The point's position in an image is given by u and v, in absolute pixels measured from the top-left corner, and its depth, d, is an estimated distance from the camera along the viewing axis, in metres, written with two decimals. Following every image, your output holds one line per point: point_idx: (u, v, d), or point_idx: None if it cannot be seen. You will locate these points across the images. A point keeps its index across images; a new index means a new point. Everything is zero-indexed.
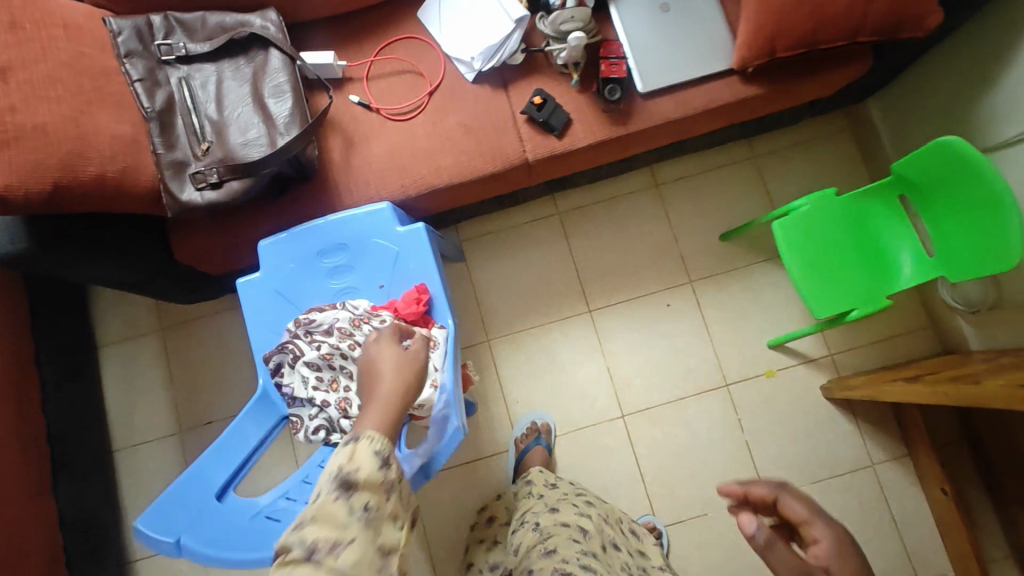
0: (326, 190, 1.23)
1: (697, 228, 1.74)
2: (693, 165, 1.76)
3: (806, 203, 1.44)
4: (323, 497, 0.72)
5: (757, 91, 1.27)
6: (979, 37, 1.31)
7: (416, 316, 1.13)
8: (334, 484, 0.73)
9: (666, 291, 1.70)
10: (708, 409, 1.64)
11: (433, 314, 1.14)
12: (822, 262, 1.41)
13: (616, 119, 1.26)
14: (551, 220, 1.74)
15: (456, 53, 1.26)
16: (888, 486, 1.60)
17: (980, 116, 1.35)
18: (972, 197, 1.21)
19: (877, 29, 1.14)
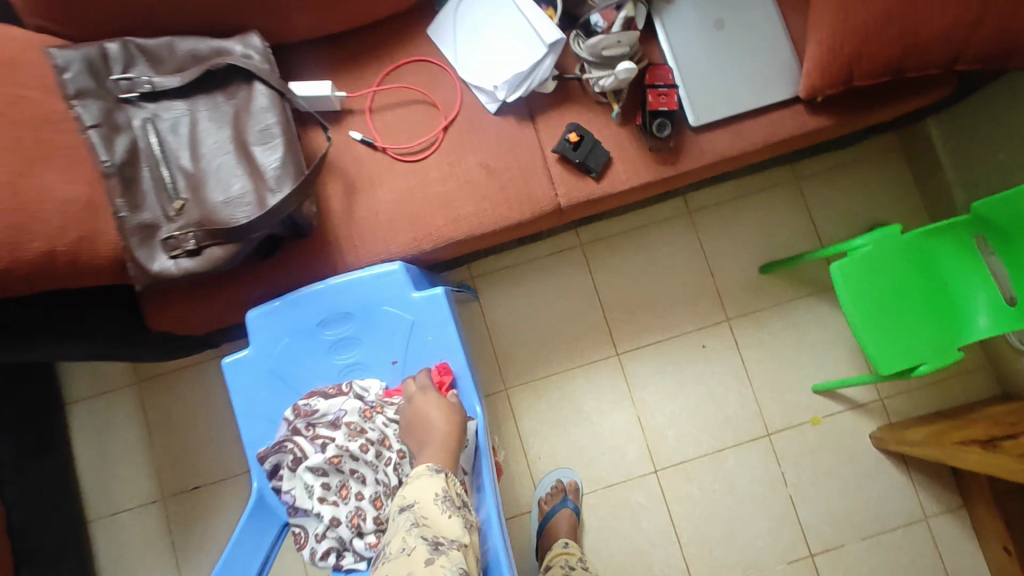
0: (325, 245, 1.04)
1: (734, 259, 1.57)
2: (728, 189, 1.59)
3: (866, 242, 1.29)
4: (432, 509, 0.82)
5: (825, 123, 1.10)
6: None
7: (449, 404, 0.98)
8: (442, 503, 0.83)
9: (701, 331, 1.55)
10: (748, 461, 1.50)
11: (460, 401, 0.97)
12: (886, 310, 1.25)
13: (663, 158, 1.09)
14: (573, 252, 1.56)
15: (477, 81, 1.07)
16: (942, 542, 1.48)
17: None
18: None
19: (980, 57, 0.99)
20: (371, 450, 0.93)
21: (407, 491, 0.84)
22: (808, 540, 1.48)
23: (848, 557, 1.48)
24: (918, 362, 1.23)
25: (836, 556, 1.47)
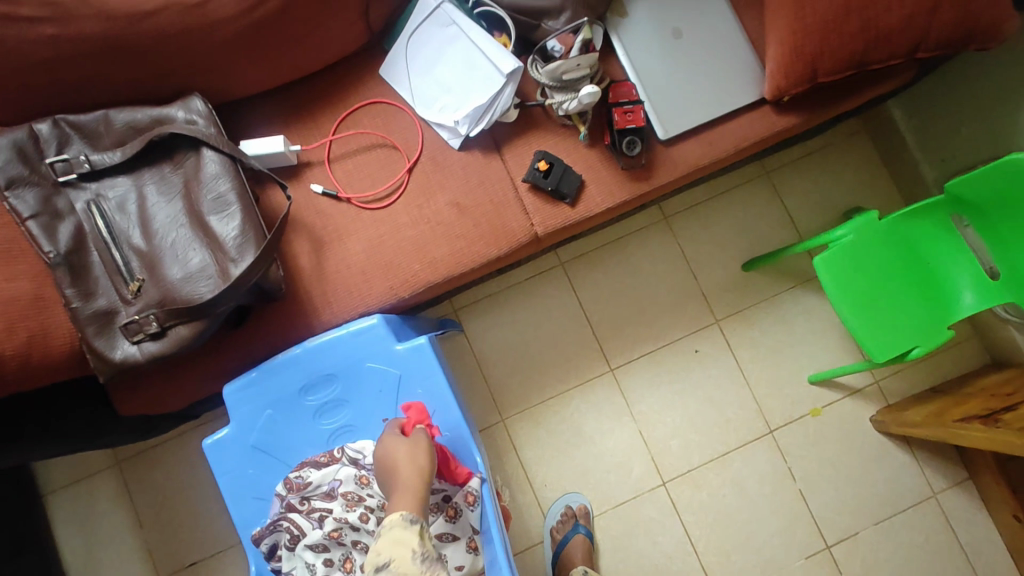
0: (298, 307, 0.99)
1: (716, 259, 1.56)
2: (703, 190, 1.58)
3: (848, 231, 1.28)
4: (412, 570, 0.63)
5: (793, 122, 1.09)
6: None
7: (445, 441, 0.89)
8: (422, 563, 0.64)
9: (693, 336, 1.53)
10: (755, 461, 1.49)
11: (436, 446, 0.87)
12: (874, 296, 1.24)
13: (636, 175, 1.07)
14: (554, 272, 1.54)
15: (436, 118, 1.03)
16: (953, 516, 1.48)
17: None
18: None
19: (940, 43, 0.99)
20: (373, 519, 0.85)
21: (379, 547, 0.66)
22: (824, 533, 1.47)
23: (864, 544, 1.47)
24: (911, 345, 1.23)
25: (852, 545, 1.47)
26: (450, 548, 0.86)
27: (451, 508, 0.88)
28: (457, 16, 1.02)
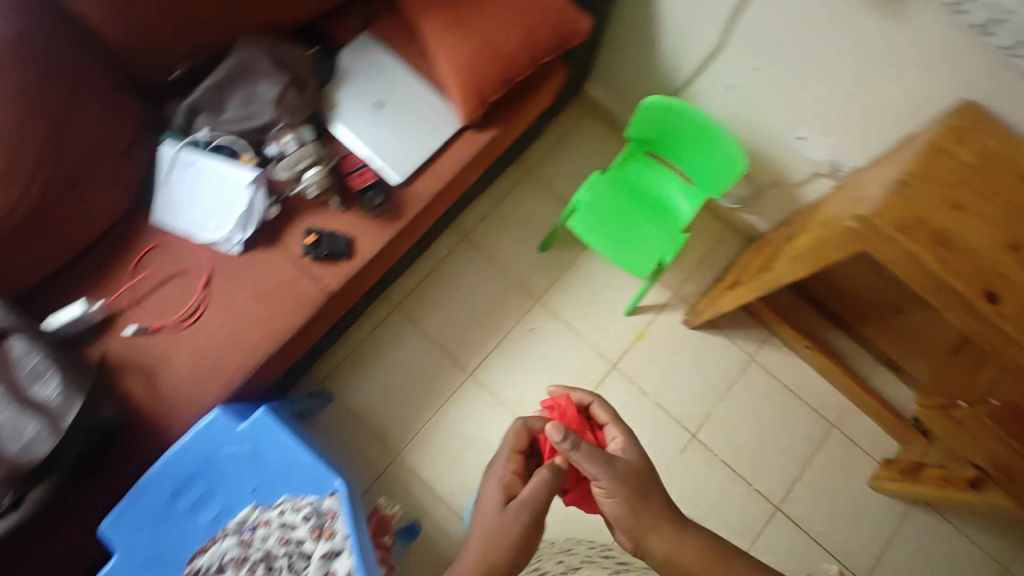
0: (152, 430, 1.14)
1: (518, 253, 1.86)
2: (486, 203, 1.90)
3: (584, 194, 1.62)
4: None
5: (490, 136, 1.41)
6: (628, 13, 1.55)
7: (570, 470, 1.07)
8: None
9: (524, 319, 1.81)
10: (612, 394, 1.77)
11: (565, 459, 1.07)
12: (621, 233, 1.58)
13: (389, 217, 1.32)
14: (391, 317, 1.78)
15: (212, 237, 1.24)
16: (772, 368, 1.83)
17: (662, 69, 1.61)
18: (689, 131, 1.47)
19: (552, 48, 1.34)
20: (260, 568, 1.06)
21: None
22: (686, 425, 1.76)
23: (719, 420, 1.78)
24: (658, 258, 1.57)
25: (711, 425, 1.77)
26: (330, 565, 1.06)
27: (326, 529, 1.08)
28: (195, 155, 1.24)
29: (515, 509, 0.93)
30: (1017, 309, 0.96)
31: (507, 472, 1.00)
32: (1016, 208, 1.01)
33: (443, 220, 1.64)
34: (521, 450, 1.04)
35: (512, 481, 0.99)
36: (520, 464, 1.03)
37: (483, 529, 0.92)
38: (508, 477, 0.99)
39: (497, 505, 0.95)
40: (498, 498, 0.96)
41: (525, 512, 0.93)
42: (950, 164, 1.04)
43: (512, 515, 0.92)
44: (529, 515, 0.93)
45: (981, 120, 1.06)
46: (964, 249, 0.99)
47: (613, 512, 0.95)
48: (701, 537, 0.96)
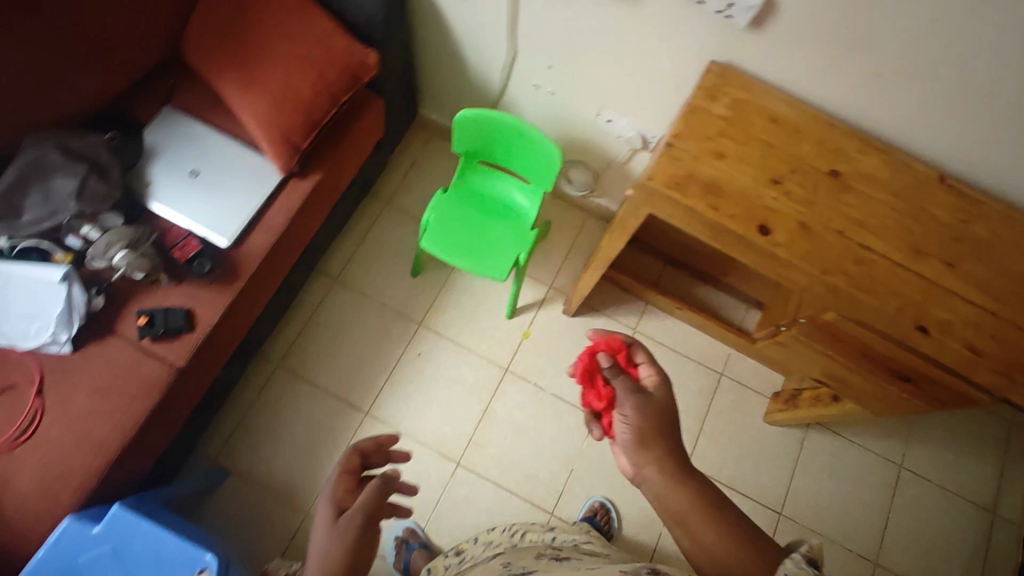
0: (11, 553, 1.12)
1: (392, 283, 1.90)
2: (351, 242, 1.91)
3: (433, 212, 1.66)
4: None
5: (315, 180, 1.44)
6: (429, 37, 1.62)
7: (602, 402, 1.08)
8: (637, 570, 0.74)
9: (411, 345, 1.84)
10: (511, 398, 1.81)
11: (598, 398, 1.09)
12: (474, 242, 1.63)
13: (225, 279, 1.32)
14: (275, 375, 1.76)
15: (37, 341, 1.20)
16: (655, 334, 1.92)
17: (477, 81, 1.68)
18: (505, 136, 1.53)
19: (344, 84, 1.35)
20: None
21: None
22: None
23: None
24: (515, 256, 1.63)
25: None
26: None
27: None
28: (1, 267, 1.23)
29: (348, 519, 0.85)
30: (788, 236, 1.06)
31: (341, 491, 0.92)
32: (771, 146, 1.12)
33: (300, 270, 1.65)
34: (354, 471, 0.94)
35: (344, 498, 0.91)
36: (353, 483, 0.94)
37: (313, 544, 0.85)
38: (342, 494, 0.91)
39: (329, 517, 0.87)
40: (329, 512, 0.88)
41: (358, 519, 0.85)
42: (709, 119, 1.13)
43: (347, 524, 0.85)
44: (357, 521, 0.85)
45: (728, 75, 1.17)
46: (732, 193, 1.08)
47: (622, 440, 0.95)
48: (701, 481, 0.88)
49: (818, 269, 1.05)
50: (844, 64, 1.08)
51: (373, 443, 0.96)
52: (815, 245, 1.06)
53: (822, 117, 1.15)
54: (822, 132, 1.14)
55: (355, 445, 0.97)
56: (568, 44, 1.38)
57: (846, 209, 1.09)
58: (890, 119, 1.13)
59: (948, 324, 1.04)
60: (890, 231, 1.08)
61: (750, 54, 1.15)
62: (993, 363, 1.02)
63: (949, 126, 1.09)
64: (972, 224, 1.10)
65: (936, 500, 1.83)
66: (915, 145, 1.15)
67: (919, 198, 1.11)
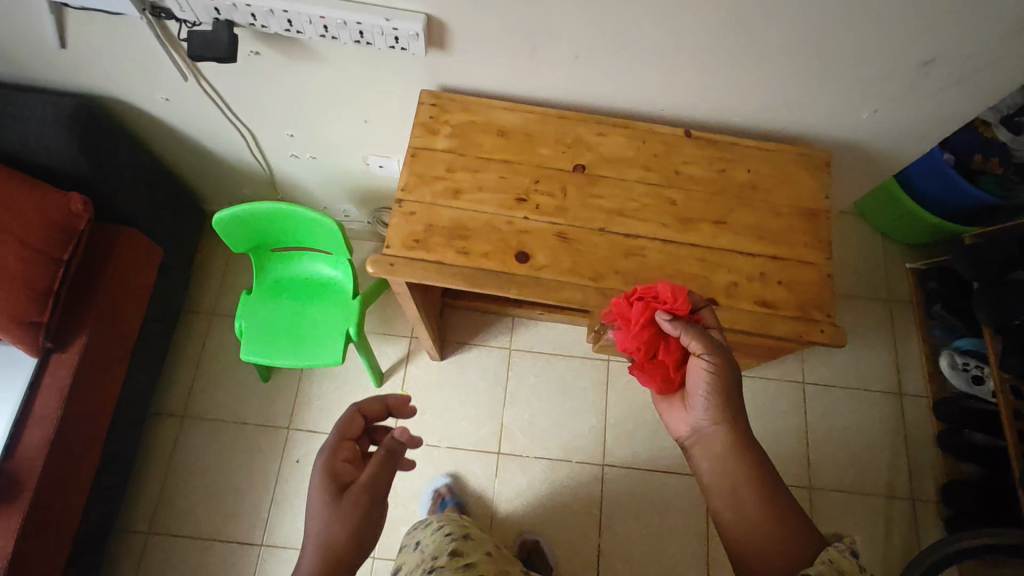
0: None
1: (245, 397, 1.73)
2: (186, 369, 1.74)
3: (244, 320, 1.51)
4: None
5: (80, 348, 1.28)
6: (163, 143, 1.45)
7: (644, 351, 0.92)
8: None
9: (286, 453, 1.69)
10: (406, 468, 1.70)
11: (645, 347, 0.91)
12: (298, 335, 1.50)
13: (8, 500, 1.18)
14: (148, 543, 1.59)
15: None
16: (532, 346, 1.84)
17: (240, 167, 1.53)
18: (278, 221, 1.37)
19: (55, 240, 1.18)
20: None
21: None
22: (487, 447, 1.74)
23: (514, 423, 1.77)
24: (346, 330, 1.50)
25: (508, 432, 1.75)
26: None
27: None
28: None
29: (354, 494, 0.76)
30: (548, 254, 0.98)
31: (339, 463, 0.80)
32: (507, 163, 1.03)
33: (123, 432, 1.48)
34: (354, 437, 0.83)
35: (343, 470, 0.79)
36: (354, 452, 0.82)
37: (311, 528, 0.73)
38: (341, 465, 0.80)
39: (327, 495, 0.76)
40: (328, 486, 0.77)
41: (362, 496, 0.76)
42: (433, 156, 1.03)
43: (357, 497, 0.76)
44: (365, 499, 0.76)
45: (441, 101, 1.07)
46: (479, 229, 0.99)
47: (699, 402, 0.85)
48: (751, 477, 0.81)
49: (587, 278, 0.97)
50: (542, 55, 0.99)
51: (381, 407, 0.85)
52: (578, 253, 0.99)
53: (550, 112, 1.07)
54: (555, 129, 1.06)
55: (358, 406, 0.85)
56: (291, 112, 1.25)
57: (600, 203, 1.02)
58: (616, 92, 1.06)
59: (733, 286, 0.98)
60: (650, 210, 1.02)
61: (456, 73, 1.05)
62: (785, 310, 0.97)
63: (674, 84, 1.02)
64: (730, 171, 1.05)
65: (845, 402, 1.83)
66: (652, 106, 1.08)
67: (671, 164, 1.05)
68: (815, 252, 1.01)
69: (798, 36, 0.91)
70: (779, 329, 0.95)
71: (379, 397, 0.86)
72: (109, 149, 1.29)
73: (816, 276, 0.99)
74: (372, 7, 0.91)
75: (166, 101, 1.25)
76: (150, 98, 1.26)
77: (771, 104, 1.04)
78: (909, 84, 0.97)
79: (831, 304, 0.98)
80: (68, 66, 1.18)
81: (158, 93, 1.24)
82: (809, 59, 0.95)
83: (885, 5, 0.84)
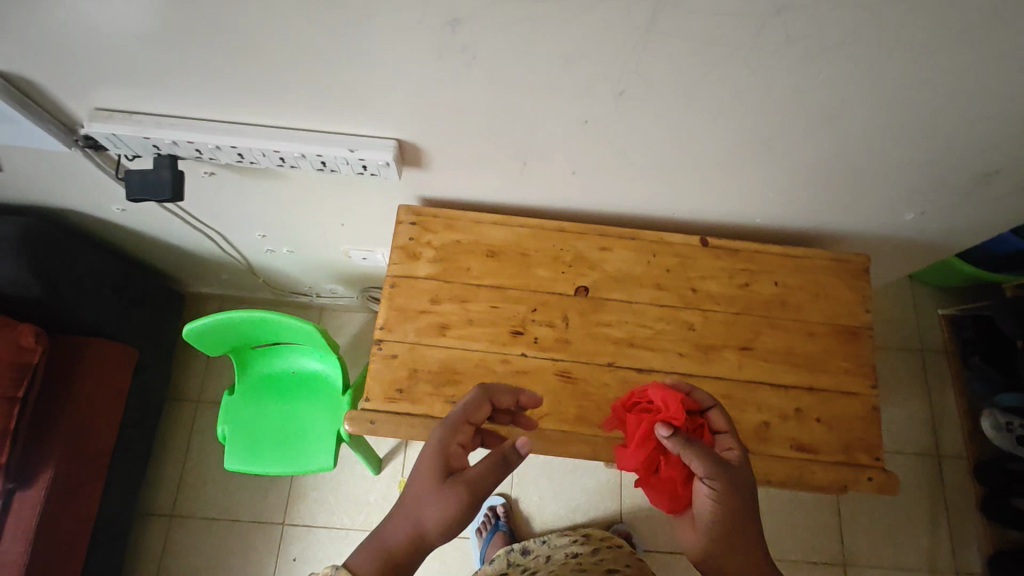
0: None
1: (235, 490, 1.60)
2: (174, 464, 1.62)
3: (226, 424, 1.40)
4: None
5: (49, 478, 1.18)
6: (130, 243, 1.34)
7: (643, 466, 0.69)
8: None
9: (281, 552, 1.55)
10: None
11: (648, 459, 0.69)
12: (283, 438, 1.38)
13: None
14: None
15: None
16: None
17: (215, 260, 1.41)
18: (255, 325, 1.25)
19: (9, 379, 1.08)
20: None
21: None
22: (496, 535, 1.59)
23: None
24: (337, 431, 1.38)
25: None
26: None
27: None
28: None
29: (461, 482, 0.61)
30: (550, 398, 0.86)
31: (453, 446, 0.65)
32: (499, 290, 0.91)
33: (103, 551, 1.37)
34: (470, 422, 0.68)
35: (454, 455, 0.65)
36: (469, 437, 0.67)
37: (406, 501, 0.61)
38: (453, 449, 0.65)
39: (432, 471, 0.62)
40: (435, 468, 0.62)
41: (466, 494, 0.60)
42: (416, 286, 0.91)
43: (463, 489, 0.60)
44: (469, 496, 0.60)
45: (422, 217, 0.94)
46: (470, 372, 0.87)
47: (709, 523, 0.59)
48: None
49: (597, 426, 0.85)
50: (532, 172, 0.86)
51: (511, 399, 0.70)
52: (585, 396, 0.87)
53: (546, 225, 0.94)
54: (553, 245, 0.93)
55: (488, 391, 0.70)
56: (256, 217, 1.11)
57: (608, 332, 0.90)
58: (622, 203, 0.93)
59: (765, 427, 0.85)
60: (665, 338, 0.89)
61: (438, 189, 0.93)
62: (825, 455, 0.85)
63: (689, 196, 0.89)
64: (755, 285, 0.92)
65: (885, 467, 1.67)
66: (660, 212, 0.94)
67: (687, 280, 0.92)
68: (855, 381, 0.88)
69: (834, 150, 0.76)
70: (819, 479, 0.83)
71: (513, 387, 0.72)
72: (69, 264, 1.17)
73: (860, 410, 0.87)
74: (333, 136, 0.79)
75: (123, 210, 1.13)
76: (105, 209, 1.13)
77: (800, 208, 0.90)
78: (963, 191, 0.84)
79: (879, 443, 0.85)
80: (11, 185, 1.06)
81: (112, 205, 1.11)
82: (844, 175, 0.81)
83: (941, 123, 0.70)
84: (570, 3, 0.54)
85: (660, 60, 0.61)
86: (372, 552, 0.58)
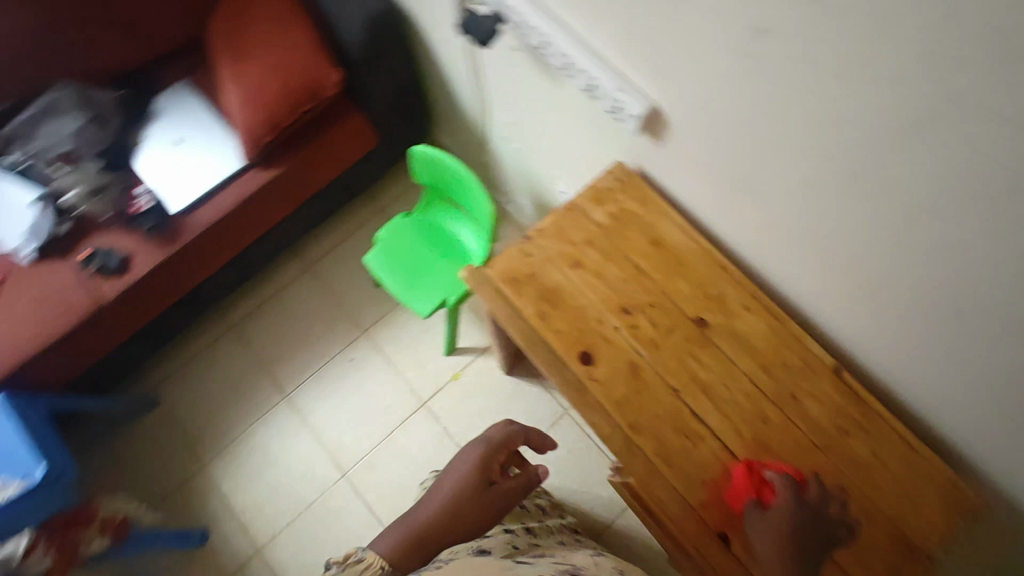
0: None
1: (356, 284, 1.91)
2: (337, 236, 1.97)
3: (387, 233, 1.68)
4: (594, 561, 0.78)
5: (275, 173, 1.51)
6: (429, 71, 1.63)
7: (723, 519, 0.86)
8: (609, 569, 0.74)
9: (347, 349, 1.83)
10: (413, 429, 1.71)
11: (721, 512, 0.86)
12: (417, 270, 1.63)
13: (163, 241, 1.43)
14: (226, 334, 1.86)
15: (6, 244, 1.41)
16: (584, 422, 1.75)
17: (467, 121, 1.67)
18: (454, 177, 1.47)
19: (303, 94, 1.43)
20: None
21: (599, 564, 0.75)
22: None
23: None
24: (446, 296, 1.58)
25: None
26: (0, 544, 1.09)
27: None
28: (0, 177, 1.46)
29: (496, 491, 0.81)
30: (610, 374, 0.93)
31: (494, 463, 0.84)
32: (639, 271, 0.99)
33: (263, 249, 1.75)
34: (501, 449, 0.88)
35: (494, 467, 0.84)
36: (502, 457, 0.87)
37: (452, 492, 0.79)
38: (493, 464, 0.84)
39: (474, 480, 0.81)
40: (480, 475, 0.81)
41: (499, 499, 0.80)
42: (583, 223, 1.02)
43: (494, 500, 0.80)
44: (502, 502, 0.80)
45: (627, 180, 1.04)
46: (570, 308, 0.97)
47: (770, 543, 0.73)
48: None
49: (626, 423, 0.91)
50: (738, 202, 0.90)
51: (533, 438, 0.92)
52: (635, 395, 0.92)
53: (715, 255, 0.99)
54: (707, 273, 0.98)
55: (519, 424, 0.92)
56: (518, 105, 1.29)
57: (693, 367, 0.93)
58: (790, 283, 0.93)
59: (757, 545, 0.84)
60: (735, 409, 0.91)
61: (655, 168, 1.01)
62: None
63: (855, 319, 0.87)
64: (850, 436, 0.88)
65: None
66: (820, 317, 0.93)
67: (793, 384, 0.91)
68: None
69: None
70: None
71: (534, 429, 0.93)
72: (388, 53, 1.48)
73: None
74: (616, 73, 0.91)
75: (444, 41, 1.39)
76: (434, 33, 1.41)
77: (955, 413, 0.83)
78: None
79: None
80: None
81: (440, 33, 1.38)
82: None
83: None
84: (872, 65, 0.59)
85: (913, 165, 0.62)
86: (410, 531, 0.74)
